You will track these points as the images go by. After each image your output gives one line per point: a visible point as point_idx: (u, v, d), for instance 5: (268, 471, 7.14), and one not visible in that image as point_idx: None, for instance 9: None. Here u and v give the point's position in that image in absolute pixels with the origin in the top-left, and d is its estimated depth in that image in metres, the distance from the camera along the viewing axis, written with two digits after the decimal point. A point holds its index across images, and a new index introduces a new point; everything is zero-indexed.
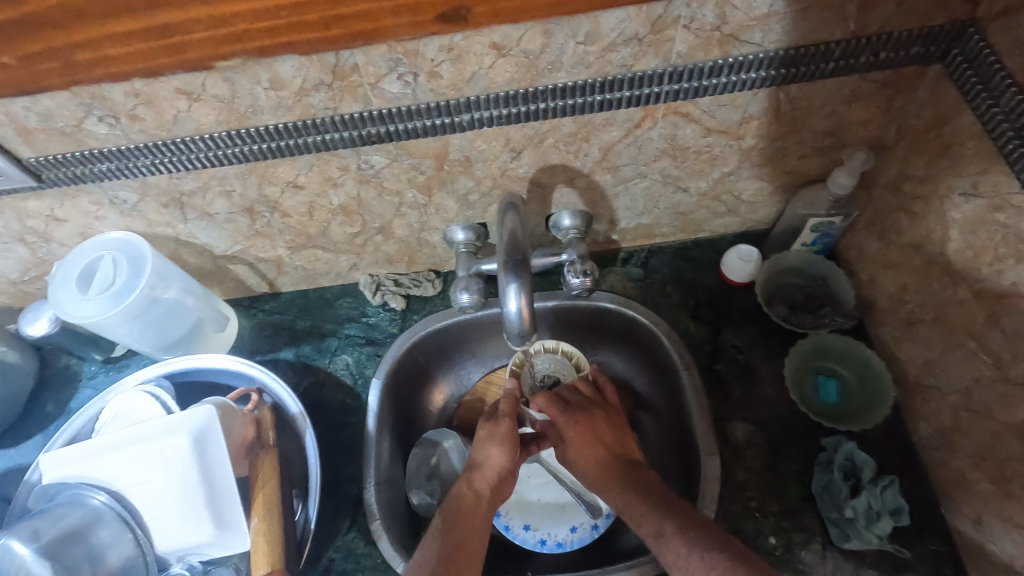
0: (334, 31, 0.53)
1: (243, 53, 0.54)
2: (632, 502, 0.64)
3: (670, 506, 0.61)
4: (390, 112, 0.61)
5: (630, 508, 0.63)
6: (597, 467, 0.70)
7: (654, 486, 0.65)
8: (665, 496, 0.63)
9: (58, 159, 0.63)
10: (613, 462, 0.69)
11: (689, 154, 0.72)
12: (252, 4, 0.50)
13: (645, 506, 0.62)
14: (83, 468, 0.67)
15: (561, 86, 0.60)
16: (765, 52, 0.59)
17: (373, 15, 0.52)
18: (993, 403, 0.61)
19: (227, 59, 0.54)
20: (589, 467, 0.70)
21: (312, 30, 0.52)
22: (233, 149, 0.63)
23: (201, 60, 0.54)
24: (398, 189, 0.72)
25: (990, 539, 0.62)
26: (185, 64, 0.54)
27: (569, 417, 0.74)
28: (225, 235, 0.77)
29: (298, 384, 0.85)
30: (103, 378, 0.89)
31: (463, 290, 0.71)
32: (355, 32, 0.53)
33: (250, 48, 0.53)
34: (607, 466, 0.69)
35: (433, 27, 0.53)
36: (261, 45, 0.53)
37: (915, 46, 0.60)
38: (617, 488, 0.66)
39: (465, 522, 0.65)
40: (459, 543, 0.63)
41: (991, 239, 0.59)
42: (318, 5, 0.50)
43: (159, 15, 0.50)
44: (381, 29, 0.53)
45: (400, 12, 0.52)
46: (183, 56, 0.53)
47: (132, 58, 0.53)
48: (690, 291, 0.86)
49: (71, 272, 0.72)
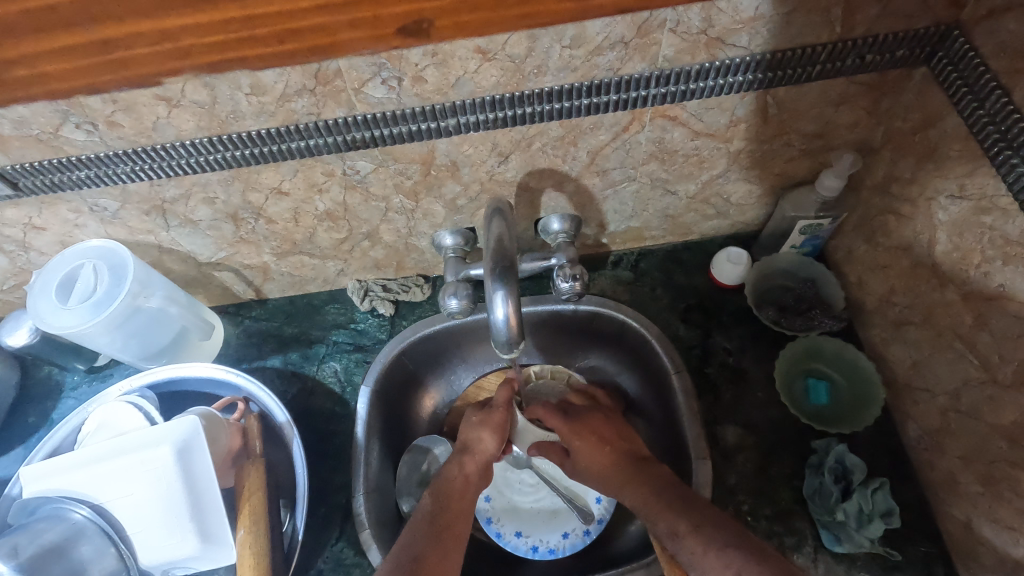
0: (288, 46, 0.53)
1: (192, 69, 0.53)
2: (645, 500, 0.62)
3: (685, 503, 0.59)
4: (375, 117, 0.60)
5: (645, 508, 0.62)
6: (610, 468, 0.69)
7: (670, 482, 0.63)
8: (681, 492, 0.61)
9: (35, 166, 0.61)
10: (623, 464, 0.68)
11: (678, 157, 0.72)
12: (199, 17, 0.50)
13: (659, 503, 0.61)
14: (65, 481, 0.66)
15: (547, 91, 0.60)
16: (751, 56, 0.59)
17: (328, 28, 0.52)
18: (981, 405, 0.61)
19: (176, 76, 0.54)
20: (600, 469, 0.70)
21: (265, 45, 0.52)
22: (215, 156, 0.62)
23: (148, 76, 0.53)
24: (385, 194, 0.72)
25: (980, 540, 0.62)
26: (131, 80, 0.54)
27: (573, 423, 0.75)
28: (209, 242, 0.76)
29: (285, 392, 0.84)
30: (86, 388, 0.87)
31: (451, 296, 0.71)
32: (310, 47, 0.53)
33: (200, 64, 0.53)
34: (619, 466, 0.68)
35: (393, 41, 0.53)
36: (210, 60, 0.53)
37: (901, 49, 0.60)
38: (631, 488, 0.65)
39: (453, 506, 0.67)
40: (447, 525, 0.64)
41: (978, 241, 0.59)
42: (271, 17, 0.50)
43: (98, 30, 0.50)
44: (337, 43, 0.53)
45: (358, 25, 0.52)
46: (128, 72, 0.53)
47: (83, 72, 0.53)
48: (680, 294, 0.86)
49: (51, 281, 0.71)
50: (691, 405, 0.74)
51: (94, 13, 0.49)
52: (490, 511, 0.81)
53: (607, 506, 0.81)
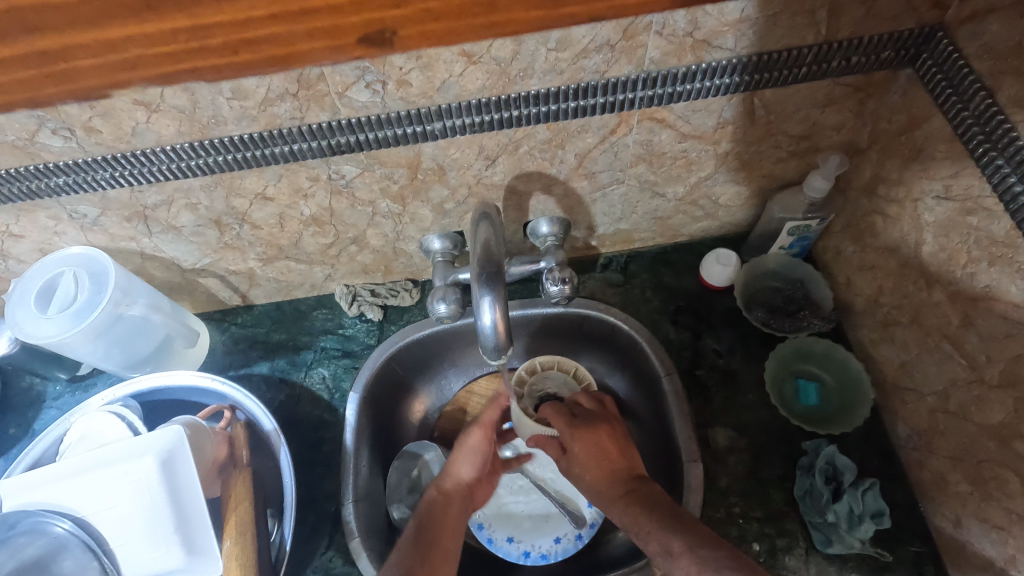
0: (242, 56, 0.52)
1: (142, 81, 0.53)
2: (637, 520, 0.61)
3: (681, 521, 0.58)
4: (360, 121, 0.59)
5: (639, 528, 0.60)
6: (607, 483, 0.66)
7: (666, 503, 0.61)
8: (677, 512, 0.60)
9: (11, 173, 0.60)
10: (620, 480, 0.66)
11: (665, 159, 0.71)
12: (144, 28, 0.49)
13: (653, 524, 0.59)
14: (45, 494, 0.64)
15: (533, 94, 0.59)
16: (736, 58, 0.59)
17: (286, 39, 0.51)
18: (969, 405, 0.61)
19: (125, 88, 0.53)
20: (597, 484, 0.67)
21: (219, 56, 0.52)
22: (196, 161, 0.61)
23: (94, 88, 0.52)
24: (371, 199, 0.71)
25: (969, 540, 0.62)
26: (76, 94, 0.53)
27: (574, 428, 0.71)
28: (193, 248, 0.75)
29: (272, 399, 0.83)
30: (69, 398, 0.85)
31: (440, 300, 0.70)
32: (268, 57, 0.52)
33: (152, 75, 0.52)
34: (615, 483, 0.66)
35: (356, 51, 0.53)
36: (161, 72, 0.52)
37: (886, 50, 0.60)
38: (625, 507, 0.63)
39: (439, 528, 0.66)
40: (432, 544, 0.64)
41: (964, 242, 0.59)
42: (224, 28, 0.50)
43: (36, 40, 0.49)
44: (295, 53, 0.52)
45: (316, 36, 0.51)
46: (73, 85, 0.52)
47: (28, 84, 0.51)
48: (670, 296, 0.85)
49: (30, 289, 0.70)
50: (681, 407, 0.74)
51: (33, 23, 0.47)
52: (481, 516, 0.81)
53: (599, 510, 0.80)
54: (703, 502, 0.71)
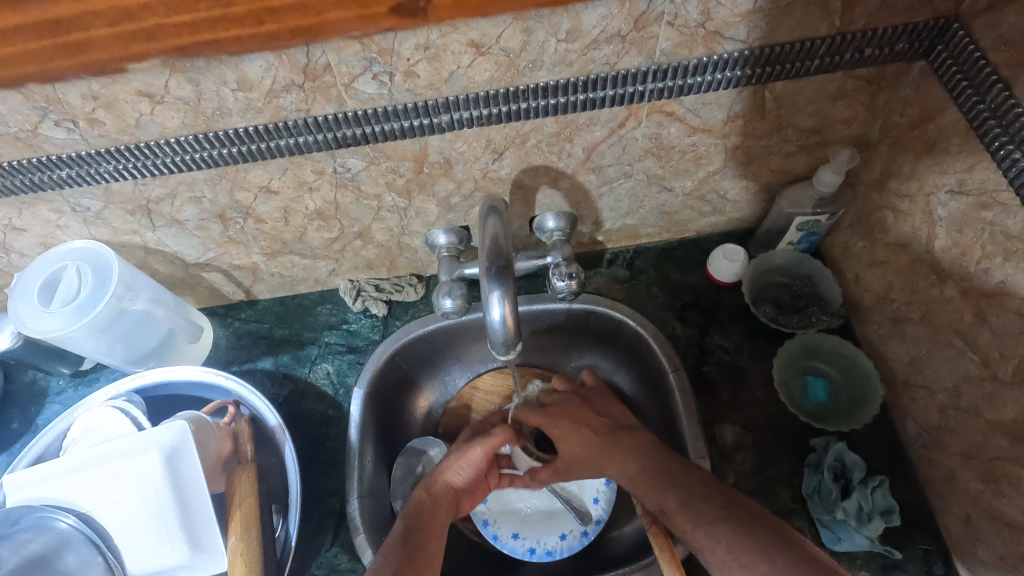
0: (267, 27, 0.49)
1: (160, 52, 0.50)
2: (630, 471, 0.62)
3: (671, 476, 0.58)
4: (366, 113, 0.59)
5: (635, 480, 0.61)
6: (590, 444, 0.68)
7: (652, 453, 0.63)
8: (668, 461, 0.61)
9: (13, 165, 0.59)
10: (601, 438, 0.68)
11: (674, 153, 0.71)
12: None
13: (646, 474, 0.60)
14: (48, 490, 0.64)
15: (542, 85, 0.59)
16: (747, 50, 0.58)
17: (313, 7, 0.48)
18: (980, 402, 0.60)
19: (141, 61, 0.50)
20: (580, 450, 0.69)
21: (241, 26, 0.49)
22: (201, 153, 0.60)
23: (108, 61, 0.50)
24: (377, 193, 0.70)
25: (980, 538, 0.62)
26: (88, 66, 0.50)
27: (549, 415, 0.73)
28: (196, 242, 0.74)
29: (276, 395, 0.82)
30: (72, 393, 0.85)
31: (445, 295, 0.69)
32: (293, 29, 0.50)
33: (168, 48, 0.50)
34: (597, 442, 0.67)
35: (387, 22, 0.50)
36: (179, 43, 0.49)
37: (900, 42, 0.60)
38: (615, 463, 0.64)
39: (427, 525, 0.64)
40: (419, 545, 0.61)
41: (978, 237, 0.58)
42: None
43: (45, 7, 0.46)
44: (323, 24, 0.50)
45: (346, 4, 0.48)
46: (83, 57, 0.49)
47: (32, 58, 0.49)
48: (677, 292, 0.85)
49: (33, 283, 0.69)
50: (688, 404, 0.74)
51: None
52: (486, 512, 0.80)
53: (605, 507, 0.80)
54: None
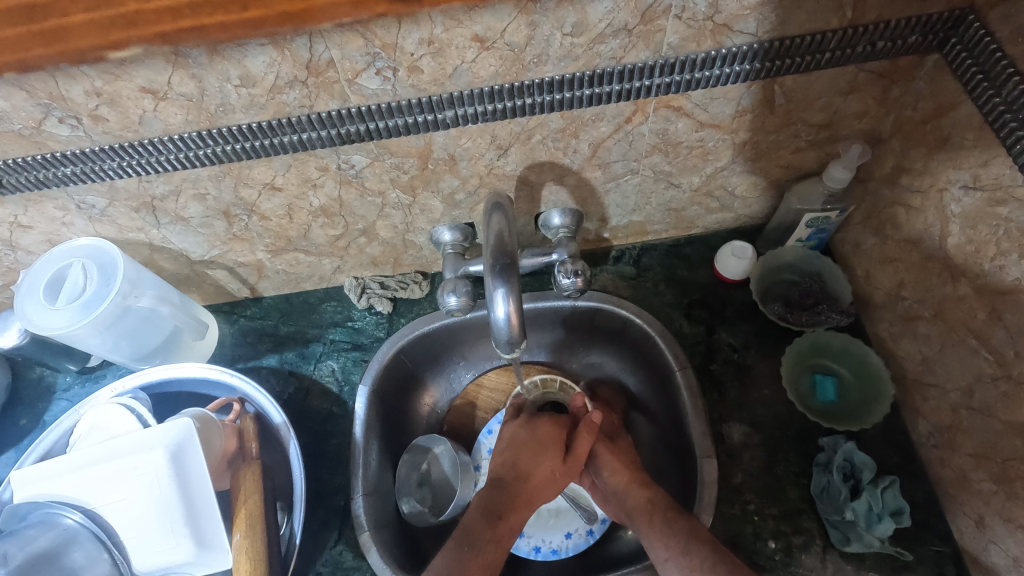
0: (252, 12, 0.48)
1: (141, 41, 0.49)
2: (676, 549, 0.60)
3: (713, 548, 0.60)
4: (370, 109, 0.58)
5: (681, 560, 0.59)
6: (641, 510, 0.66)
7: (703, 534, 0.61)
8: (719, 547, 0.60)
9: (18, 163, 0.59)
10: (656, 507, 0.65)
11: (681, 149, 0.70)
12: None
13: (699, 560, 0.58)
14: (56, 486, 0.64)
15: (548, 81, 0.58)
16: (756, 44, 0.57)
17: None
18: (994, 401, 0.59)
19: (123, 49, 0.49)
20: (633, 510, 0.67)
21: (225, 12, 0.48)
22: (204, 150, 0.60)
23: (88, 50, 0.49)
24: (381, 189, 0.70)
25: (993, 540, 0.61)
26: (67, 56, 0.49)
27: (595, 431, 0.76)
28: (202, 239, 0.74)
29: (282, 392, 0.82)
30: (79, 390, 0.85)
31: (450, 293, 0.69)
32: (281, 15, 0.48)
33: (150, 35, 0.48)
34: (650, 510, 0.65)
35: (377, 8, 0.49)
36: (161, 30, 0.48)
37: (913, 35, 0.58)
38: (662, 535, 0.62)
39: (503, 510, 0.67)
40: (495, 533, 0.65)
41: (992, 234, 0.57)
42: None
43: None
44: (311, 9, 0.48)
45: None
46: (63, 45, 0.48)
47: (13, 46, 0.48)
48: (684, 290, 0.84)
49: (38, 280, 0.69)
50: (695, 402, 0.73)
51: None
52: None
53: None
54: (718, 499, 0.70)
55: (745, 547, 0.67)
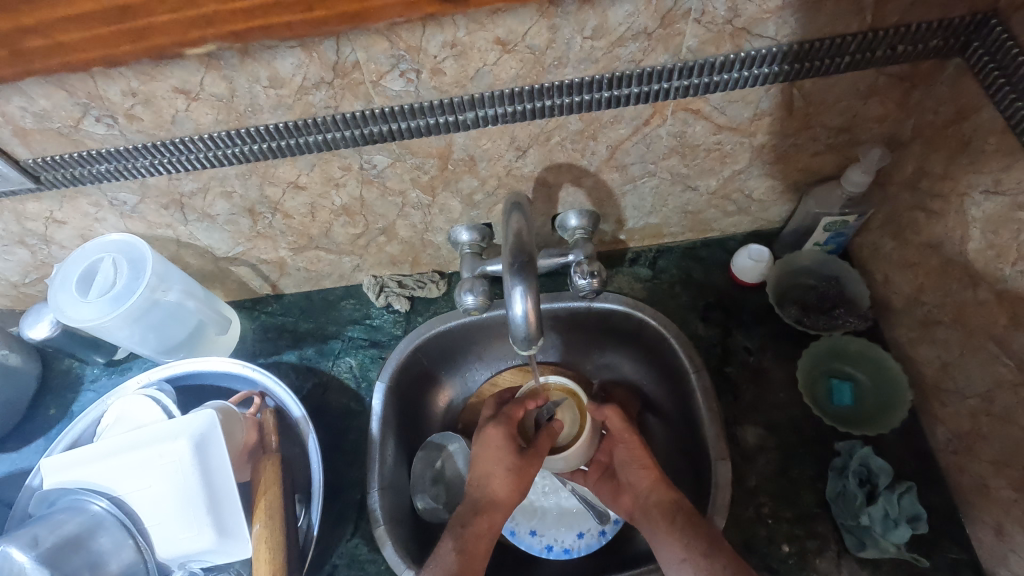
0: (315, 13, 0.50)
1: (215, 39, 0.51)
2: (695, 552, 0.61)
3: (738, 563, 0.59)
4: (393, 110, 0.60)
5: (699, 562, 0.59)
6: (661, 508, 0.66)
7: (725, 544, 0.61)
8: (739, 561, 0.59)
9: (55, 160, 0.62)
10: (679, 508, 0.65)
11: (699, 152, 0.70)
12: None
13: (721, 566, 0.58)
14: (84, 473, 0.66)
15: (568, 83, 0.59)
16: (777, 47, 0.58)
17: None
18: (1014, 407, 0.59)
19: (198, 47, 0.51)
20: (652, 507, 0.67)
21: (291, 11, 0.49)
22: (233, 149, 0.62)
23: (168, 47, 0.51)
24: (401, 189, 0.71)
25: (1012, 548, 0.60)
26: (150, 52, 0.51)
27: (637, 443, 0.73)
28: (227, 236, 0.76)
29: (300, 387, 0.84)
30: (106, 381, 0.88)
31: (467, 292, 0.71)
32: (338, 13, 0.50)
33: (222, 33, 0.50)
34: (672, 510, 0.65)
35: (427, 8, 0.50)
36: (234, 29, 0.50)
37: (934, 39, 0.58)
38: (682, 536, 0.62)
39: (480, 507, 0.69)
40: (478, 509, 0.68)
41: (1013, 238, 0.57)
42: None
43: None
44: (367, 9, 0.50)
45: None
46: (147, 42, 0.50)
47: (99, 42, 0.50)
48: (699, 292, 0.84)
49: (71, 274, 0.72)
50: (709, 404, 0.73)
51: None
52: None
53: None
54: (732, 500, 0.70)
55: (759, 550, 0.67)
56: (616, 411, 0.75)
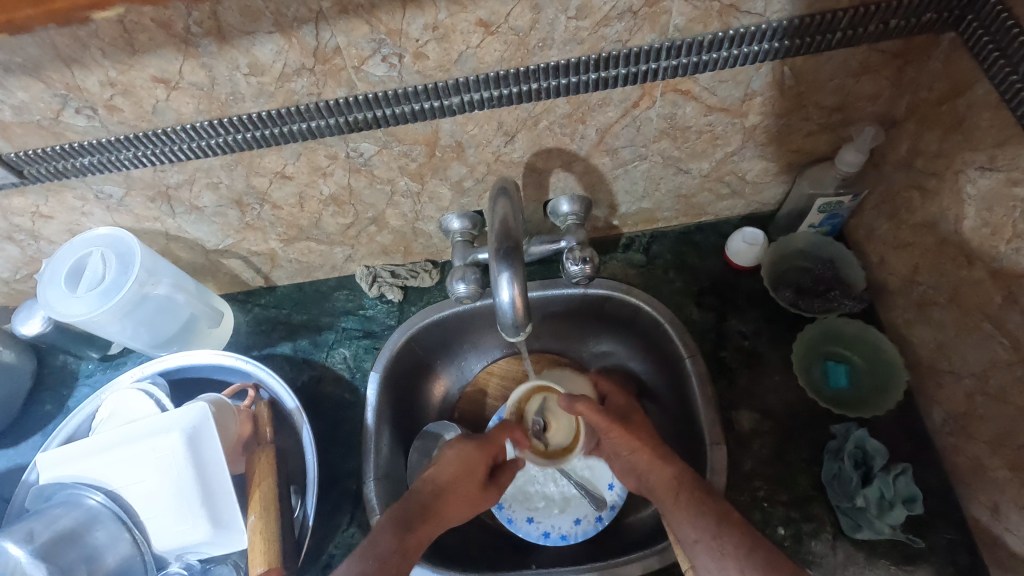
0: None
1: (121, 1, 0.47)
2: (707, 533, 0.56)
3: (750, 534, 0.55)
4: (377, 97, 0.59)
5: (712, 544, 0.55)
6: (666, 487, 0.62)
7: (732, 514, 0.57)
8: (749, 531, 0.55)
9: (38, 154, 0.61)
10: (682, 484, 0.61)
11: (690, 134, 0.69)
12: None
13: (734, 546, 0.54)
14: (79, 468, 0.66)
15: (553, 65, 0.58)
16: (766, 24, 0.57)
17: None
18: (1010, 387, 0.58)
19: (107, 11, 0.47)
20: (656, 488, 0.63)
21: None
22: (217, 139, 0.61)
23: (72, 11, 0.47)
24: (389, 177, 0.70)
25: (1007, 528, 0.60)
26: (56, 16, 0.47)
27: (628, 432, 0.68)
28: (215, 229, 0.76)
29: (295, 379, 0.84)
30: (100, 377, 0.88)
31: (459, 281, 0.70)
32: None
33: None
34: (676, 487, 0.61)
35: None
36: None
37: (927, 13, 0.57)
38: (689, 518, 0.58)
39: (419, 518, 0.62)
40: (431, 510, 0.63)
41: (1008, 215, 0.56)
42: None
43: None
44: None
45: None
46: (49, 6, 0.46)
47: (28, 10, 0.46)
48: (694, 277, 0.83)
49: (60, 270, 0.71)
50: (704, 389, 0.73)
51: None
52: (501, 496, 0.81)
53: (619, 492, 0.80)
54: (727, 485, 0.70)
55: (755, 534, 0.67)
56: (588, 405, 0.71)
